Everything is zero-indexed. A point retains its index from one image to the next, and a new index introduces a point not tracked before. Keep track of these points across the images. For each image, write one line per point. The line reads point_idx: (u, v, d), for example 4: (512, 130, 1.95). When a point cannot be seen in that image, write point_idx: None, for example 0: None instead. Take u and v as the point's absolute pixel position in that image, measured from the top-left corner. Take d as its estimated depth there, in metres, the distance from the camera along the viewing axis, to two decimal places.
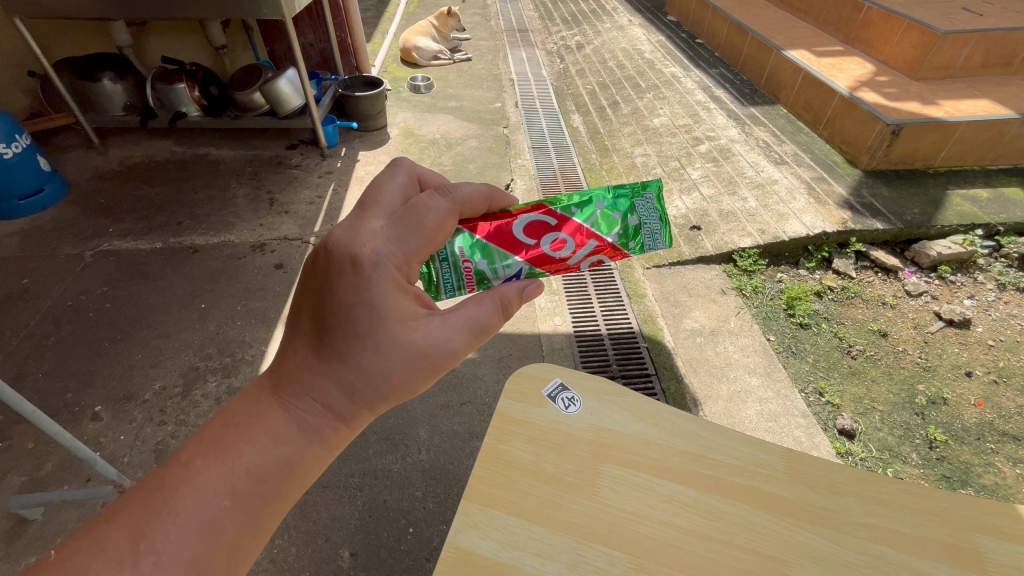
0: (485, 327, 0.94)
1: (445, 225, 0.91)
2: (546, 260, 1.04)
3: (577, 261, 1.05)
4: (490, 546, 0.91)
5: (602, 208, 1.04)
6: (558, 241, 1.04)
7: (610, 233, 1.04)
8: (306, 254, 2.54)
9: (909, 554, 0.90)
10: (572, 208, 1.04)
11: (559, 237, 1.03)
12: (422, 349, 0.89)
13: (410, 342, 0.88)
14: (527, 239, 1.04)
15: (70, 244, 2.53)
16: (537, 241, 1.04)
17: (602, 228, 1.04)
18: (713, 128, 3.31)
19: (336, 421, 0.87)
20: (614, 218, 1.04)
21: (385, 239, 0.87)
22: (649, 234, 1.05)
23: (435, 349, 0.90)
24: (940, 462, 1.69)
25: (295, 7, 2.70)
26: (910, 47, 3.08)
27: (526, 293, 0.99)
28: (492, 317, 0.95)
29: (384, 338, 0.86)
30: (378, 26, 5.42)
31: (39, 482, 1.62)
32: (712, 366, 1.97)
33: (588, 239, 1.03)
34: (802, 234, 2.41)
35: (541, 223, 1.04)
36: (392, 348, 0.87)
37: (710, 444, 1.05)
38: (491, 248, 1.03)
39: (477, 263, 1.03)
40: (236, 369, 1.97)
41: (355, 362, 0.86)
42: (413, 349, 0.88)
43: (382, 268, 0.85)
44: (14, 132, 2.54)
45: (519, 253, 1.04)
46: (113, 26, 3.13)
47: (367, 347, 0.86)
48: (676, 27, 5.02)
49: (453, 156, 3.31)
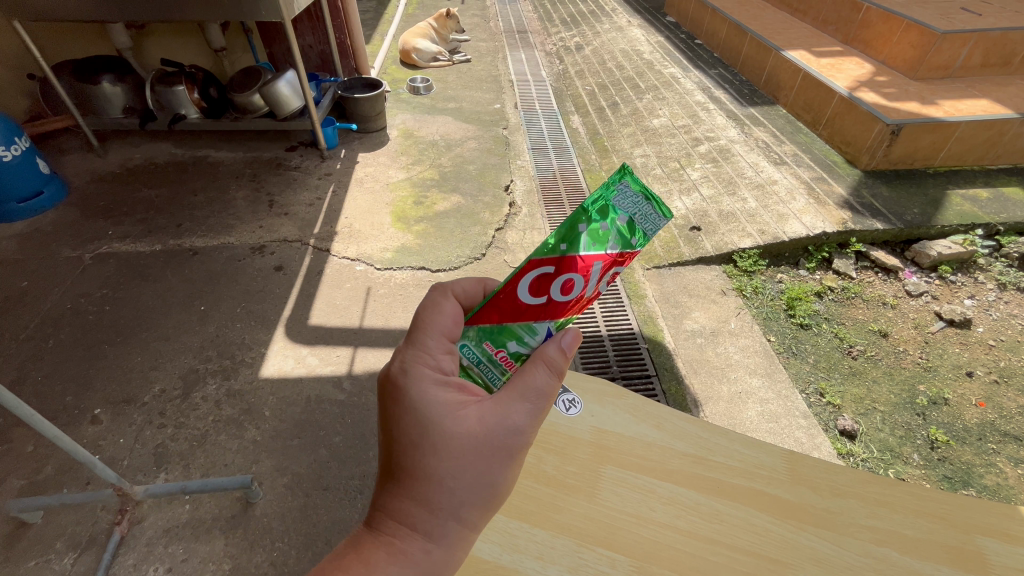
0: (551, 385, 0.75)
1: (451, 313, 0.77)
2: (566, 305, 0.75)
3: (596, 288, 0.75)
4: (490, 550, 0.90)
5: (584, 223, 0.71)
6: (569, 283, 0.72)
7: (609, 244, 0.71)
8: (305, 256, 2.53)
9: (912, 557, 0.89)
10: (558, 241, 0.71)
11: (567, 279, 0.71)
12: (487, 432, 0.72)
13: (471, 431, 0.71)
14: (534, 300, 0.74)
15: (69, 247, 2.52)
16: (548, 296, 0.73)
17: (599, 243, 0.71)
18: (712, 129, 3.31)
19: (428, 547, 0.69)
20: (603, 227, 0.71)
21: (405, 343, 0.76)
22: (644, 217, 0.71)
23: (500, 432, 0.72)
24: (941, 462, 1.69)
25: (294, 9, 2.71)
26: (909, 47, 3.08)
27: (564, 346, 0.75)
28: (550, 374, 0.75)
29: (441, 436, 0.70)
30: (377, 27, 5.42)
31: (38, 485, 1.61)
32: (712, 367, 1.96)
33: (594, 262, 0.71)
34: (802, 234, 2.41)
35: (539, 277, 0.72)
36: (454, 444, 0.70)
37: (710, 447, 1.06)
38: (506, 329, 0.76)
39: (509, 348, 0.77)
40: (236, 371, 1.97)
41: (424, 473, 0.70)
42: (479, 438, 0.71)
43: (412, 370, 0.73)
44: (13, 134, 2.54)
45: (535, 318, 0.75)
46: (113, 29, 3.14)
47: (431, 452, 0.70)
48: (675, 28, 5.03)
49: (453, 157, 3.31)
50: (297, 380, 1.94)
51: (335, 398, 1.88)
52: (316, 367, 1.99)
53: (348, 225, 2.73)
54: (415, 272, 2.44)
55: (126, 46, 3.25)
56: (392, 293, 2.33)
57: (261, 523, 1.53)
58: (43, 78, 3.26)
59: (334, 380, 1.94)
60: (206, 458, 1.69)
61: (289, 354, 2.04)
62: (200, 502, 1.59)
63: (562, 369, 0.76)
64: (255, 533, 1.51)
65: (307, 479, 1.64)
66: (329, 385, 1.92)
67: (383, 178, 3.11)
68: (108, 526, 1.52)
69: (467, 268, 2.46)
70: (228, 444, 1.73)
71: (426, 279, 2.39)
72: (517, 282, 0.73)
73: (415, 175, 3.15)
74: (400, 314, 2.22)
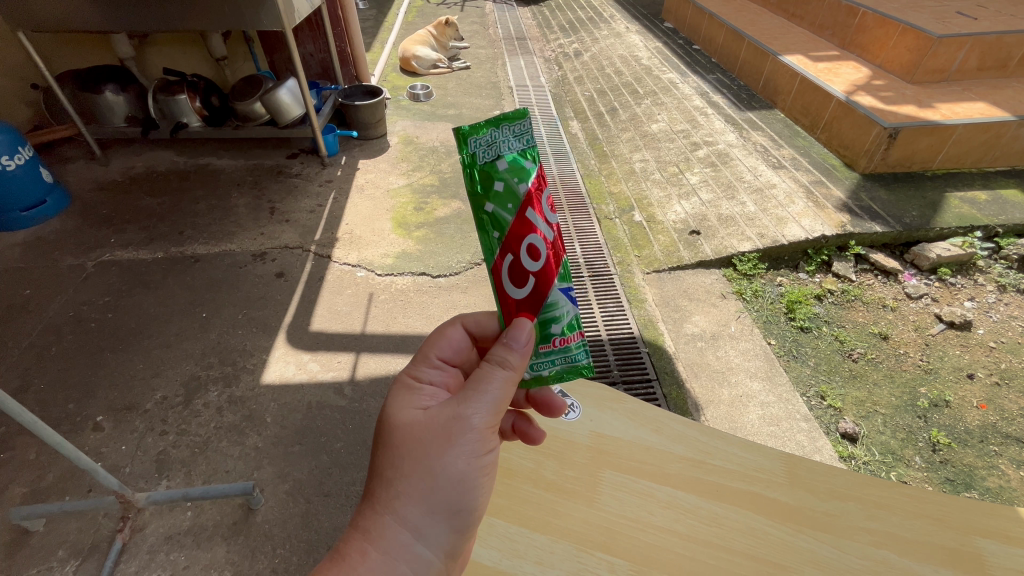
0: (490, 377, 0.77)
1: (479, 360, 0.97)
2: (549, 264, 0.77)
3: (552, 222, 0.78)
4: (490, 556, 0.91)
5: (501, 181, 0.75)
6: (534, 248, 0.76)
7: (525, 180, 0.76)
8: (306, 263, 2.54)
9: (911, 559, 0.89)
10: (494, 233, 0.76)
11: (530, 244, 0.76)
12: (440, 428, 0.77)
13: (419, 428, 0.78)
14: (527, 291, 0.78)
15: (71, 255, 2.53)
16: (533, 274, 0.77)
17: (523, 178, 0.76)
18: (711, 134, 3.33)
19: (387, 547, 0.72)
20: (500, 184, 0.75)
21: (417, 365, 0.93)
22: (510, 135, 0.76)
23: (459, 434, 0.77)
24: (944, 465, 1.68)
25: (295, 18, 2.73)
26: (905, 51, 3.10)
27: (514, 345, 0.77)
28: (494, 366, 0.77)
29: (411, 434, 0.77)
30: (377, 35, 5.47)
31: (40, 493, 1.62)
32: (712, 370, 1.97)
33: (525, 213, 0.76)
34: (801, 237, 2.42)
35: (509, 269, 0.77)
36: (405, 446, 0.77)
37: (710, 451, 1.06)
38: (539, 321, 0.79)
39: (557, 331, 0.80)
40: (237, 378, 1.97)
41: (377, 477, 0.76)
42: (425, 435, 0.77)
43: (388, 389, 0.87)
44: (17, 144, 2.57)
45: (537, 286, 0.77)
46: (116, 39, 3.18)
47: (383, 454, 0.77)
48: (673, 34, 5.06)
49: (453, 164, 3.33)
50: (299, 386, 1.95)
51: (337, 404, 1.88)
52: (318, 373, 2.00)
53: (348, 232, 2.74)
54: (416, 278, 2.45)
55: (127, 56, 3.29)
56: (393, 299, 2.34)
57: (263, 530, 1.53)
58: (46, 88, 3.29)
59: (335, 387, 1.94)
60: (207, 465, 1.69)
61: (290, 360, 2.05)
62: (202, 509, 1.59)
63: (505, 361, 0.77)
64: (256, 540, 1.51)
65: (307, 485, 1.64)
66: (330, 391, 1.93)
67: (383, 184, 3.13)
68: (110, 533, 1.53)
69: (468, 273, 2.47)
70: (230, 451, 1.74)
71: (427, 285, 2.40)
72: (500, 287, 0.79)
73: (415, 181, 3.17)
74: (401, 320, 2.22)
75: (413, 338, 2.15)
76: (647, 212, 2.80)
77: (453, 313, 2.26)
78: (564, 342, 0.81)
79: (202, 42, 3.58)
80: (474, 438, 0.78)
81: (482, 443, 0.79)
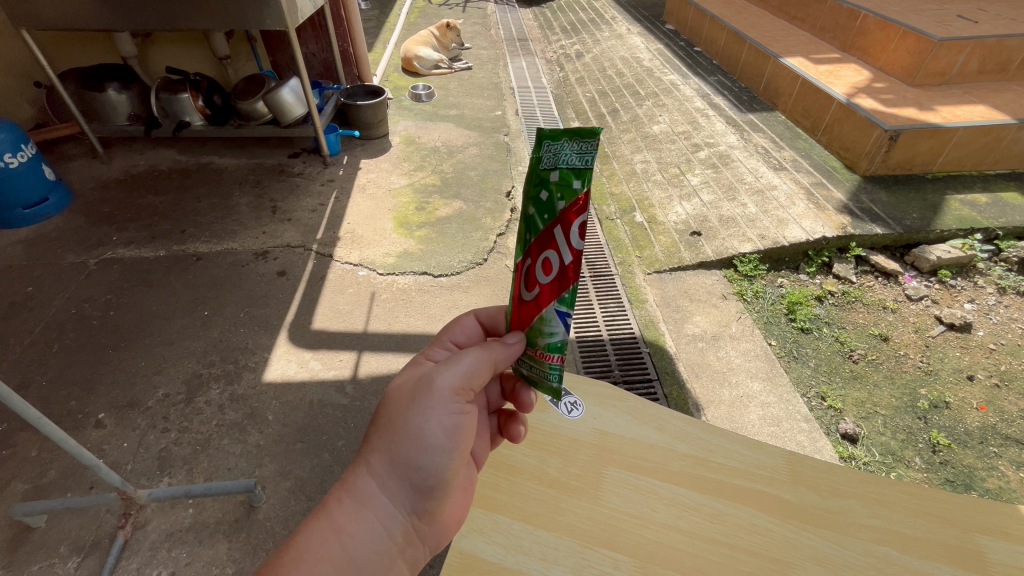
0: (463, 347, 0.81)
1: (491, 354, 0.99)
2: (557, 290, 0.73)
3: (575, 246, 0.68)
4: (494, 551, 0.91)
5: (546, 192, 0.70)
6: (549, 266, 0.73)
7: (563, 202, 0.69)
8: (307, 262, 2.54)
9: (912, 555, 0.90)
10: (524, 235, 0.76)
11: (545, 263, 0.73)
12: (413, 391, 0.82)
13: (400, 390, 0.84)
14: (534, 299, 0.78)
15: (73, 252, 2.54)
16: (542, 288, 0.76)
17: (563, 199, 0.69)
18: (712, 135, 3.34)
19: (358, 499, 0.79)
20: (545, 196, 0.71)
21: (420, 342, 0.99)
22: (576, 149, 0.67)
23: (430, 399, 0.81)
24: (944, 466, 1.69)
25: (298, 18, 2.74)
26: (907, 54, 3.11)
27: (508, 341, 0.82)
28: None
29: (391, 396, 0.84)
30: (379, 36, 5.49)
31: (41, 489, 1.62)
32: (713, 371, 1.97)
33: (552, 232, 0.71)
34: (802, 239, 2.43)
35: (527, 273, 0.77)
36: (384, 406, 0.83)
37: (712, 448, 1.07)
38: (534, 328, 0.79)
39: (543, 343, 0.79)
40: (238, 376, 1.98)
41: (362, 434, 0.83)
42: (402, 397, 0.82)
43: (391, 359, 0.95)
44: (20, 141, 2.58)
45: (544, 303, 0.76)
46: (119, 38, 3.20)
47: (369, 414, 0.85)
48: (675, 36, 5.08)
49: (454, 164, 3.34)
50: (300, 384, 1.95)
51: (338, 403, 1.88)
52: (319, 372, 2.00)
53: (349, 231, 2.74)
54: (417, 277, 2.45)
55: (131, 55, 3.30)
56: (394, 298, 2.34)
57: (264, 528, 1.53)
58: (49, 86, 3.31)
59: (336, 385, 1.95)
60: (209, 463, 1.70)
61: (291, 359, 2.05)
62: (203, 506, 1.59)
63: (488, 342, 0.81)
64: (257, 538, 1.51)
65: (309, 483, 1.65)
66: (331, 390, 1.93)
67: (385, 184, 3.13)
68: (112, 530, 1.53)
69: (469, 273, 2.48)
70: (231, 449, 1.74)
71: (428, 284, 2.40)
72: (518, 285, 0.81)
73: (417, 181, 3.17)
74: (402, 319, 2.23)
75: (413, 337, 2.15)
76: (648, 213, 2.81)
77: (454, 313, 2.26)
78: (545, 357, 0.80)
79: (205, 41, 3.59)
80: (443, 403, 0.81)
81: (455, 408, 0.82)
